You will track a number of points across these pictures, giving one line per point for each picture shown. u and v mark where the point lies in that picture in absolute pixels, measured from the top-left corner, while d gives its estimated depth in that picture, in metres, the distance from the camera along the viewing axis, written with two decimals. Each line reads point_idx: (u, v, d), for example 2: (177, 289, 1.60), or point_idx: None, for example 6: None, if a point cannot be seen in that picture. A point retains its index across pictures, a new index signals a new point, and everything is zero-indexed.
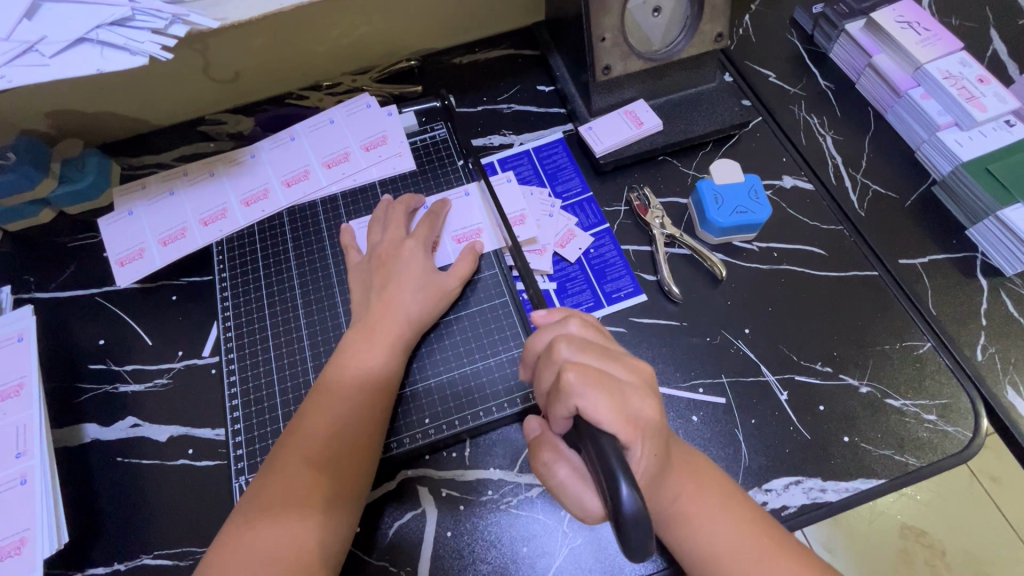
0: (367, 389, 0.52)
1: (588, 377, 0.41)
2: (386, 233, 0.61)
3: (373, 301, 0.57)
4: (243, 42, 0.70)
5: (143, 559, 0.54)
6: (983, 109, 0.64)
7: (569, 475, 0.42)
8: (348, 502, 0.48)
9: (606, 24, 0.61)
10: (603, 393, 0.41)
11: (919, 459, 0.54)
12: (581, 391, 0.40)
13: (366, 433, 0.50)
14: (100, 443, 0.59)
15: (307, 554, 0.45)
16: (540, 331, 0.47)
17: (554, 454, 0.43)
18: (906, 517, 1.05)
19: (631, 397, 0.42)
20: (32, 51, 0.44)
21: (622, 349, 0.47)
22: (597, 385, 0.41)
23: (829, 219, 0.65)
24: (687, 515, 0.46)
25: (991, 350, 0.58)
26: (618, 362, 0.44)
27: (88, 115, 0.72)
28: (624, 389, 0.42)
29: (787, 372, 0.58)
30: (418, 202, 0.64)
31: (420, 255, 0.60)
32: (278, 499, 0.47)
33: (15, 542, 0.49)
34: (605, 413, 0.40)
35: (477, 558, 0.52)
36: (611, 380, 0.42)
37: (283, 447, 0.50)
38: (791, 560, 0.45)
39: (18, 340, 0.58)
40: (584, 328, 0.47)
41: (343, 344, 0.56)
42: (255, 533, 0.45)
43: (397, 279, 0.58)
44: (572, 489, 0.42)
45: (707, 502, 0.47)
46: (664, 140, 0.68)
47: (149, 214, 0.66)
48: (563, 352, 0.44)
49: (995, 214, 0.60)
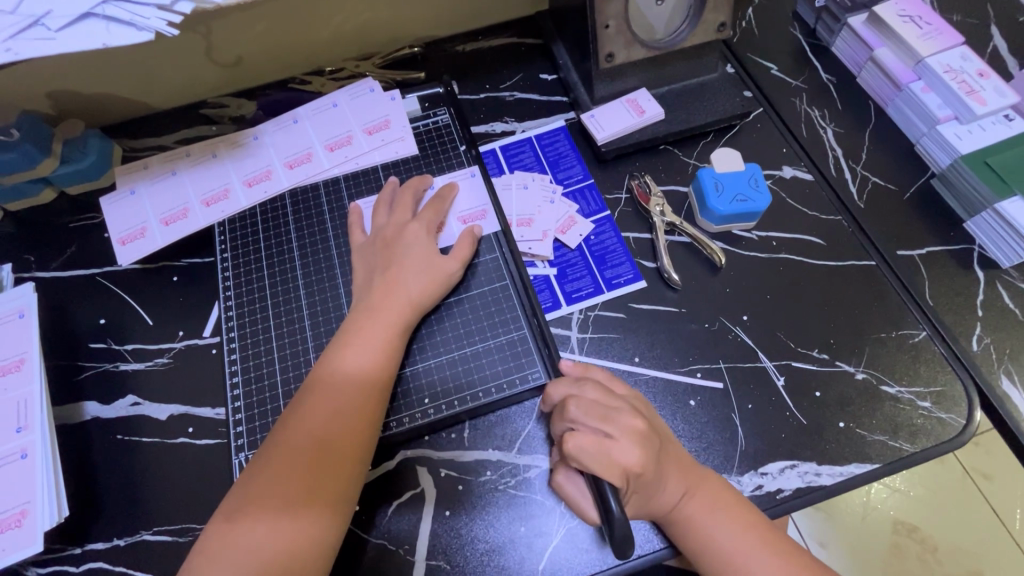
0: (367, 375, 0.52)
1: (585, 442, 0.47)
2: (392, 216, 0.62)
3: (376, 283, 0.58)
4: (247, 24, 0.70)
5: (143, 535, 0.54)
6: (983, 103, 0.64)
7: (575, 492, 0.50)
8: (342, 493, 0.48)
9: (610, 11, 0.62)
10: (597, 457, 0.46)
11: (913, 445, 0.54)
12: (579, 454, 0.46)
13: (364, 425, 0.50)
14: (101, 421, 0.59)
15: (303, 546, 0.46)
16: (557, 384, 0.53)
17: (564, 474, 0.51)
18: (899, 512, 1.06)
19: (626, 452, 0.47)
20: (39, 25, 0.44)
21: (626, 404, 0.50)
22: (594, 447, 0.47)
23: (829, 209, 0.65)
24: (686, 518, 0.49)
25: (986, 340, 0.58)
26: (620, 419, 0.49)
27: (89, 96, 0.72)
28: (622, 445, 0.47)
29: (784, 359, 0.58)
30: (426, 185, 0.65)
31: (424, 237, 0.60)
32: (275, 491, 0.47)
33: (16, 515, 0.50)
34: (601, 471, 0.45)
35: (475, 536, 0.52)
36: (607, 440, 0.47)
37: (280, 438, 0.49)
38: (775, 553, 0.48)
39: (19, 316, 0.58)
40: (597, 388, 0.51)
41: (344, 326, 0.56)
42: (251, 527, 0.45)
43: (401, 262, 0.58)
44: (578, 502, 0.50)
45: (701, 501, 0.49)
46: (665, 129, 0.68)
47: (152, 194, 0.66)
48: (570, 413, 0.49)
49: (993, 208, 0.60)
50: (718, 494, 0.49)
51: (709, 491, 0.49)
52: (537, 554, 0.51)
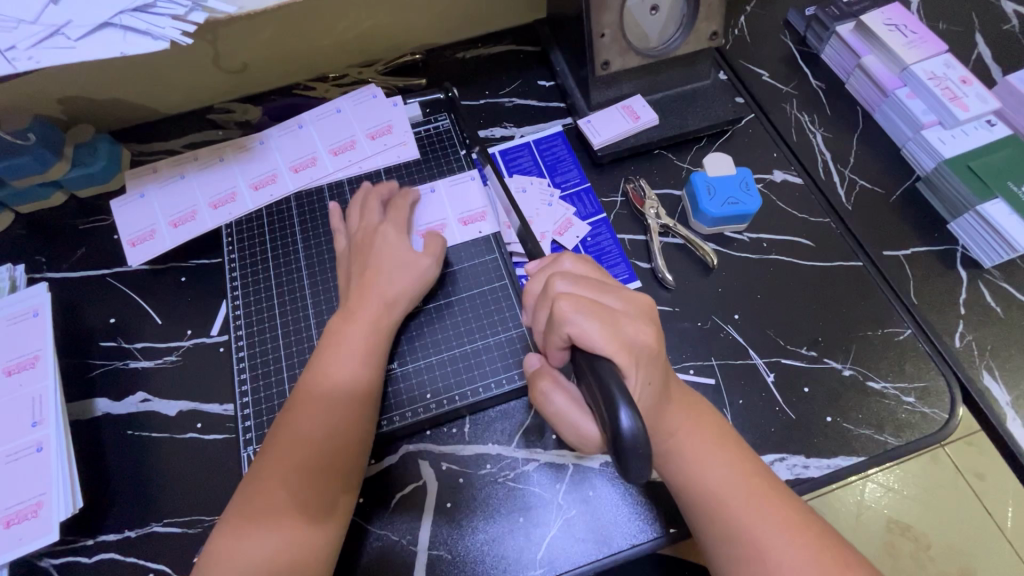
0: (355, 378, 0.54)
1: (579, 305, 0.43)
2: (362, 219, 0.63)
3: (353, 285, 0.59)
4: (254, 32, 0.72)
5: (153, 527, 0.56)
6: (965, 109, 0.66)
7: (564, 402, 0.46)
8: (340, 493, 0.50)
9: (606, 20, 0.64)
10: (596, 318, 0.43)
11: (898, 438, 0.56)
12: (575, 317, 0.43)
13: (350, 426, 0.52)
14: (112, 416, 0.61)
15: (302, 546, 0.47)
16: (538, 276, 0.50)
17: (550, 384, 0.47)
18: (894, 511, 0.96)
19: (631, 327, 0.44)
20: (58, 35, 0.46)
21: (619, 285, 0.48)
22: (590, 310, 0.43)
23: (818, 212, 0.68)
24: (682, 448, 0.47)
25: (968, 337, 0.61)
26: (615, 293, 0.47)
27: (100, 101, 0.74)
28: (621, 316, 0.44)
29: (774, 356, 0.60)
30: (388, 188, 0.66)
31: (395, 238, 0.61)
32: (267, 504, 0.48)
33: (32, 506, 0.51)
34: (603, 339, 0.42)
35: (475, 527, 0.54)
36: (605, 308, 0.44)
37: (272, 447, 0.51)
38: (776, 500, 0.46)
39: (33, 315, 0.60)
40: (579, 263, 0.50)
41: (327, 331, 0.57)
42: (249, 538, 0.47)
43: (375, 263, 0.60)
44: (568, 415, 0.46)
45: (698, 437, 0.48)
46: (660, 134, 0.70)
47: (161, 197, 0.68)
48: (558, 286, 0.46)
49: (975, 209, 0.63)
50: (719, 434, 0.49)
51: (709, 430, 0.49)
52: (534, 544, 0.53)
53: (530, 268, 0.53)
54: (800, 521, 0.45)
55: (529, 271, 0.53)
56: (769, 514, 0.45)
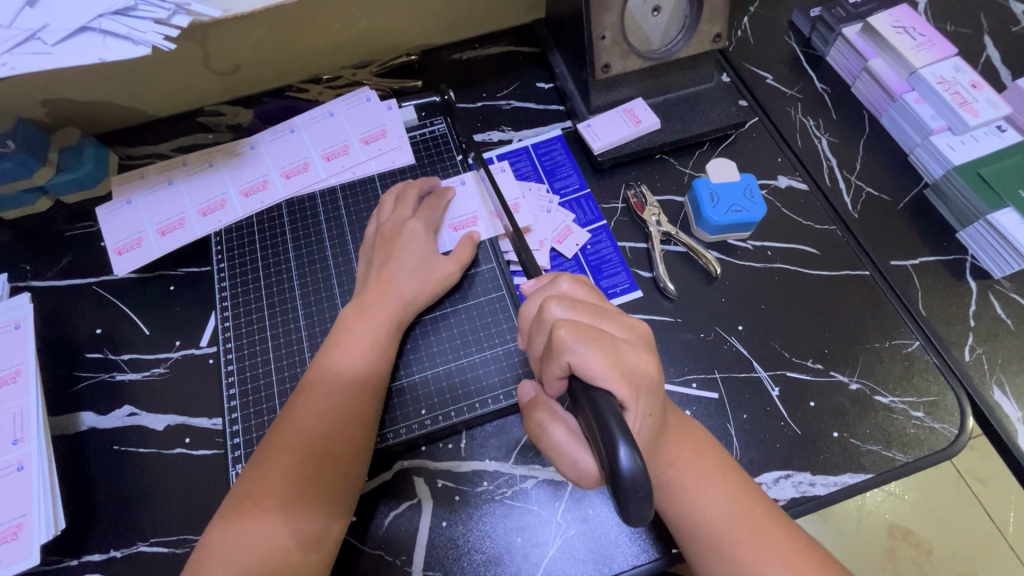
0: (354, 386, 0.52)
1: (579, 332, 0.41)
2: (394, 211, 0.62)
3: (371, 280, 0.58)
4: (245, 33, 0.70)
5: (139, 547, 0.54)
6: (975, 114, 0.65)
7: (563, 435, 0.44)
8: (332, 498, 0.48)
9: (606, 22, 0.62)
10: (596, 347, 0.41)
11: (906, 455, 0.55)
12: (575, 345, 0.41)
13: (346, 437, 0.50)
14: (98, 431, 0.59)
15: (287, 551, 0.45)
16: (534, 297, 0.48)
17: (548, 415, 0.45)
18: (895, 515, 0.98)
19: (631, 356, 0.42)
20: (35, 39, 0.44)
21: (618, 310, 0.47)
22: (591, 337, 0.42)
23: (823, 219, 0.66)
24: (681, 481, 0.46)
25: (978, 350, 0.59)
26: (613, 318, 0.45)
27: (86, 104, 0.72)
28: (622, 344, 0.43)
29: (779, 369, 0.59)
30: (429, 184, 0.64)
31: (422, 236, 0.60)
32: (257, 501, 0.47)
33: (13, 528, 0.50)
34: (603, 369, 0.40)
35: (471, 548, 0.52)
36: (606, 336, 0.43)
37: (263, 454, 0.49)
38: (778, 536, 0.44)
39: (15, 328, 0.58)
40: (576, 286, 0.49)
41: (341, 316, 0.56)
42: (232, 537, 0.45)
43: (397, 259, 0.58)
44: (566, 448, 0.44)
45: (698, 469, 0.46)
46: (663, 138, 0.68)
47: (148, 204, 0.66)
48: (555, 311, 0.44)
49: (985, 218, 0.61)
50: (719, 463, 0.47)
51: (709, 461, 0.47)
52: (532, 565, 0.51)
53: (529, 289, 0.51)
54: (803, 557, 0.43)
55: (526, 292, 0.51)
56: (770, 551, 0.43)
